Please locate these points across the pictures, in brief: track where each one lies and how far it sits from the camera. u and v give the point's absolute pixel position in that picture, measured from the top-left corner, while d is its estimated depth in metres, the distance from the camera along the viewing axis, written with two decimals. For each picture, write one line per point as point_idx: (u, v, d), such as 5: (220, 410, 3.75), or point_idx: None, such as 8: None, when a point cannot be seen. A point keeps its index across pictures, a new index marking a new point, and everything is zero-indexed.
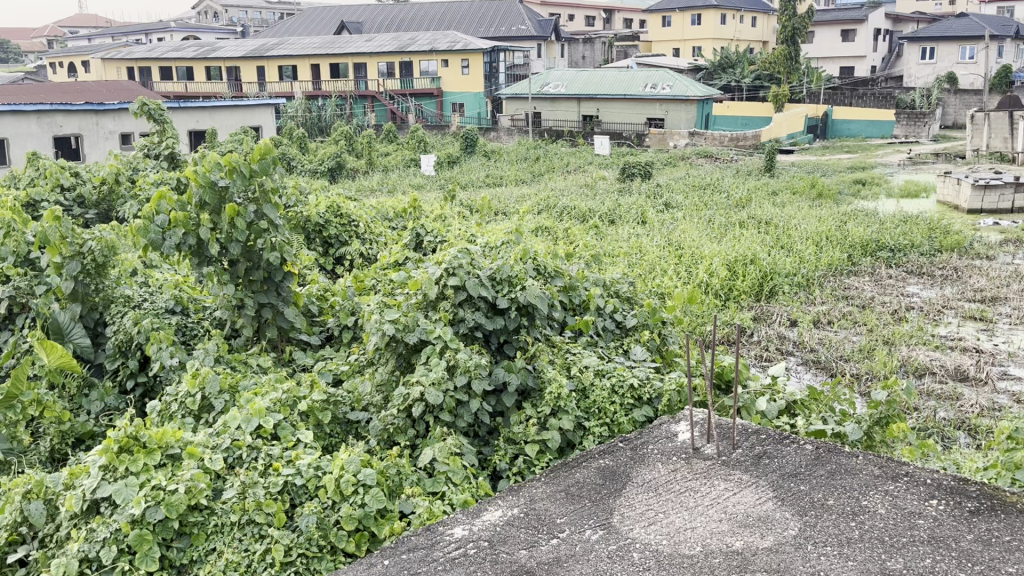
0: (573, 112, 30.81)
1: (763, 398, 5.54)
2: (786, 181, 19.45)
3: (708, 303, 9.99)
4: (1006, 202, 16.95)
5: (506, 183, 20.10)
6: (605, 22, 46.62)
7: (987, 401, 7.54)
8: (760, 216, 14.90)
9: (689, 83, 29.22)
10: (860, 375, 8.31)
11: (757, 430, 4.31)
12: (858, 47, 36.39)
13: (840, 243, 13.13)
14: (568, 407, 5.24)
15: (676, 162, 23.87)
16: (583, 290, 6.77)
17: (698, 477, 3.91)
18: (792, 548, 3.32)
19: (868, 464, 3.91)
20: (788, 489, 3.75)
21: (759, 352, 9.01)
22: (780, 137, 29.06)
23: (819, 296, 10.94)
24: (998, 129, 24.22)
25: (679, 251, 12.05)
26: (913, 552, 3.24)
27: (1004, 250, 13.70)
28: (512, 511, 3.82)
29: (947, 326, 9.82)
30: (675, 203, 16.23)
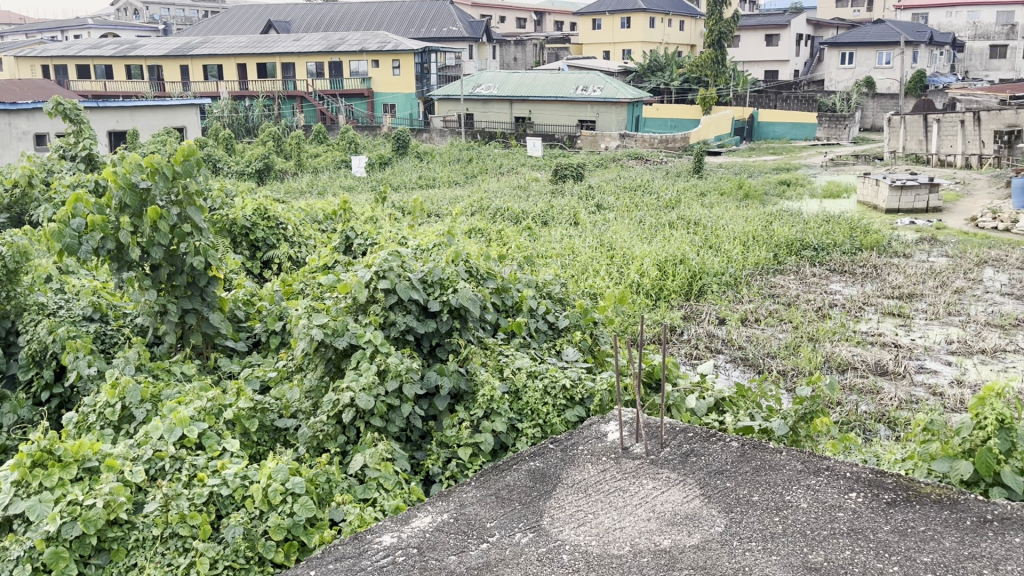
0: (506, 113, 30.90)
1: (692, 396, 5.61)
2: (714, 182, 19.89)
3: (638, 303, 10.15)
4: (921, 202, 17.61)
5: (439, 185, 20.08)
6: (536, 24, 46.96)
7: (904, 394, 7.81)
8: (689, 216, 15.23)
9: (620, 86, 29.54)
10: (786, 370, 8.53)
11: (684, 428, 4.38)
12: (781, 51, 37.41)
13: (765, 243, 13.45)
14: (500, 409, 5.23)
15: (607, 163, 24.19)
16: (515, 291, 6.78)
17: (626, 476, 3.95)
18: (718, 545, 3.37)
19: (791, 460, 4.01)
20: (714, 485, 3.82)
21: (688, 350, 9.16)
22: (708, 140, 29.70)
23: (746, 294, 11.18)
24: (913, 131, 25.11)
25: (610, 252, 12.19)
26: (832, 544, 3.33)
27: (920, 248, 14.25)
28: (442, 516, 3.80)
29: (867, 321, 10.16)
30: (607, 204, 16.45)
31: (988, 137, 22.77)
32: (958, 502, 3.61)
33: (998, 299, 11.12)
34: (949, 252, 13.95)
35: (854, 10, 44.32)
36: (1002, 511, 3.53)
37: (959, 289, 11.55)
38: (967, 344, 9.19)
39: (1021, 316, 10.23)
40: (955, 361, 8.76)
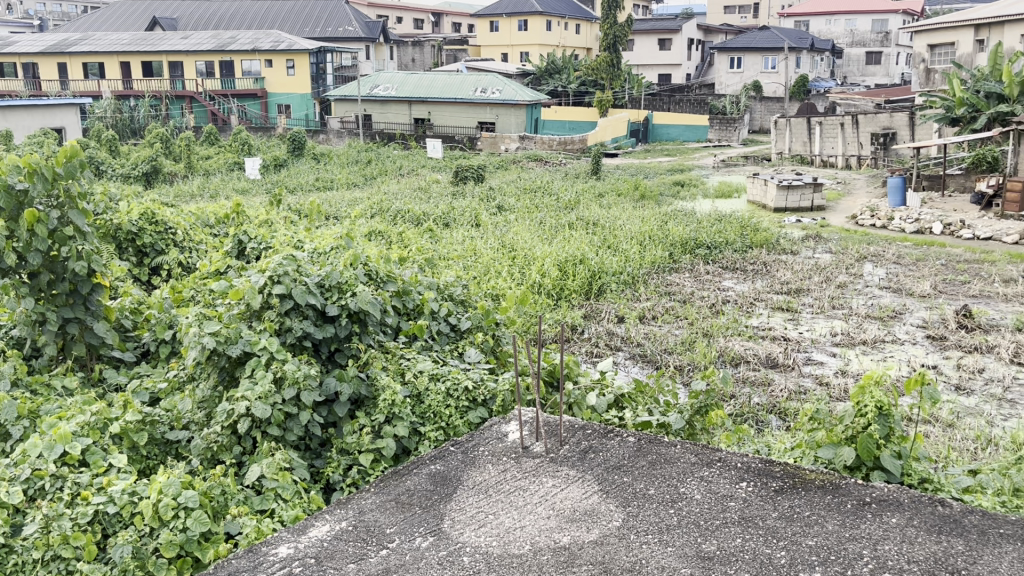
0: (404, 114, 30.70)
1: (593, 393, 5.69)
2: (612, 183, 20.29)
3: (540, 303, 10.27)
4: (806, 201, 18.42)
5: (336, 187, 19.73)
6: (433, 25, 46.86)
7: (793, 385, 8.16)
8: (588, 217, 15.48)
9: (518, 88, 29.75)
10: (683, 366, 8.77)
11: (584, 425, 4.44)
12: (673, 55, 38.49)
13: (661, 242, 13.81)
14: (402, 413, 5.17)
15: (507, 165, 24.38)
16: (417, 293, 6.73)
17: (526, 475, 3.98)
18: (616, 539, 3.44)
19: (685, 453, 4.12)
20: (613, 481, 3.89)
21: (589, 348, 9.32)
22: (605, 142, 30.26)
23: (644, 292, 11.44)
24: (798, 133, 26.23)
25: (512, 252, 12.30)
26: (724, 533, 3.44)
27: (806, 245, 14.91)
28: (341, 524, 3.74)
29: (758, 316, 10.56)
30: (507, 206, 16.54)
31: (865, 139, 24.07)
32: (840, 487, 3.79)
33: (877, 293, 11.72)
34: (832, 248, 14.66)
35: (742, 16, 46.03)
36: (879, 493, 3.72)
37: (841, 284, 12.14)
38: (850, 337, 9.65)
39: (898, 308, 10.83)
40: (839, 353, 9.20)
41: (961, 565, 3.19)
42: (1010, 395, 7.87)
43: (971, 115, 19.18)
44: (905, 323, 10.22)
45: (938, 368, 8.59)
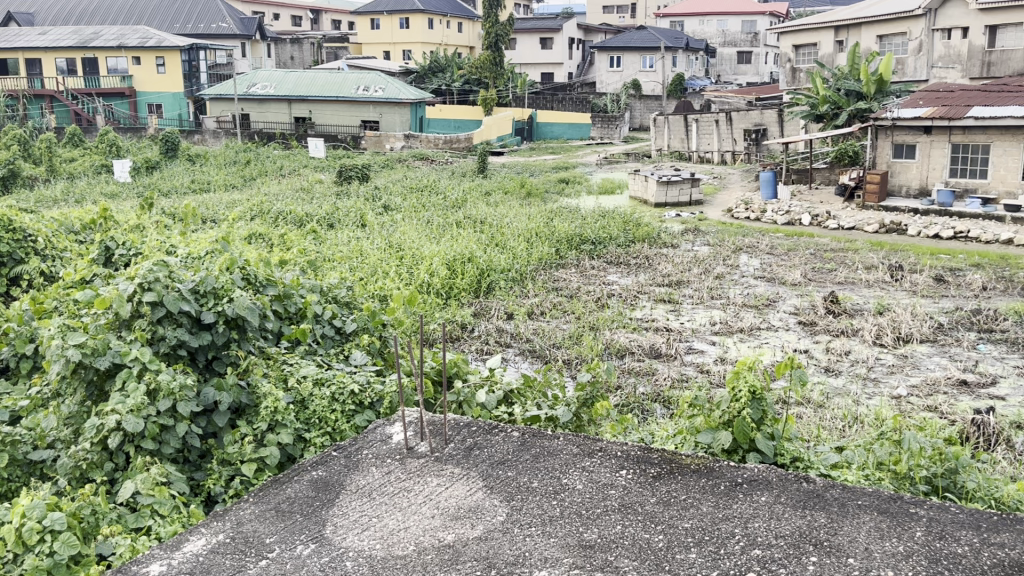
0: (284, 113, 29.99)
1: (482, 390, 5.70)
2: (497, 181, 20.38)
3: (429, 303, 10.24)
4: (685, 195, 19.05)
5: (213, 189, 19.07)
6: (312, 22, 45.94)
7: (676, 373, 8.46)
8: (475, 216, 15.47)
9: (402, 86, 29.49)
10: (571, 360, 8.92)
11: (469, 423, 4.46)
12: (555, 54, 39.08)
13: (548, 239, 13.99)
14: (286, 420, 5.06)
15: (393, 164, 24.13)
16: (299, 297, 6.57)
17: (411, 476, 3.96)
18: (500, 534, 3.47)
19: (568, 444, 4.20)
20: (496, 476, 3.93)
21: (479, 345, 9.36)
22: (490, 140, 30.39)
23: (532, 289, 11.56)
24: (676, 130, 27.05)
25: (399, 252, 12.19)
26: (605, 521, 3.53)
27: (686, 239, 15.45)
28: (217, 537, 3.62)
29: (642, 309, 10.86)
30: (394, 205, 16.41)
31: (739, 135, 25.19)
32: (715, 470, 3.94)
33: (752, 283, 12.26)
34: (710, 241, 15.23)
35: (620, 16, 47.21)
36: (750, 473, 3.89)
37: (719, 275, 12.62)
38: (728, 325, 10.06)
39: (772, 296, 11.36)
40: (718, 341, 9.57)
41: (824, 536, 3.38)
42: (873, 374, 8.42)
43: (833, 111, 20.27)
44: (778, 310, 10.73)
45: (809, 352, 9.06)
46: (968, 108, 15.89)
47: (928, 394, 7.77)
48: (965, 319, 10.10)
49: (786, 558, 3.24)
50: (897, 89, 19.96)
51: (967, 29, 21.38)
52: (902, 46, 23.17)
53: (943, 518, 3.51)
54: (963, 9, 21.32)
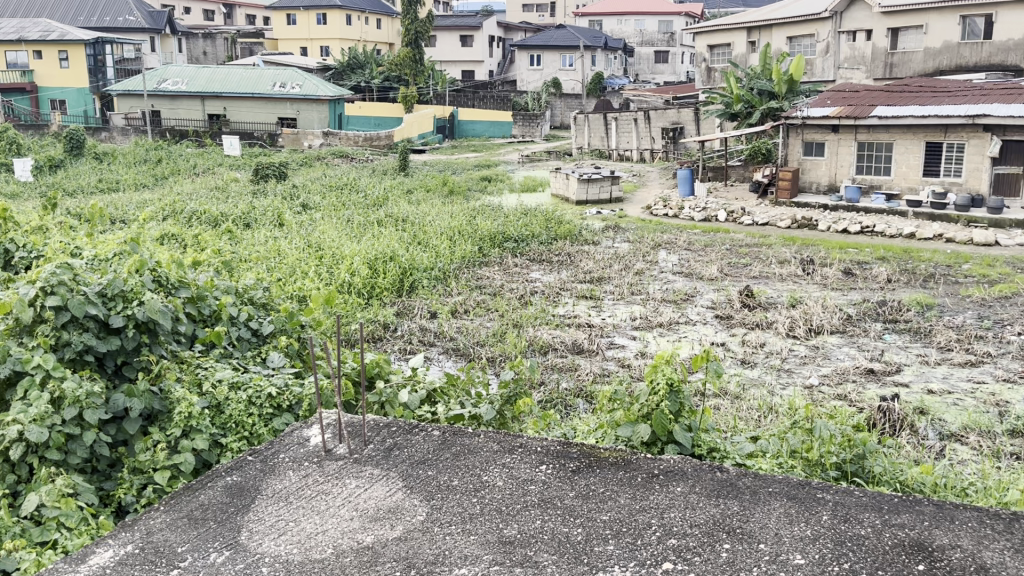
0: (197, 110, 29.19)
1: (404, 389, 5.65)
2: (419, 179, 20.23)
3: (349, 302, 10.12)
4: (605, 193, 19.32)
5: (122, 189, 18.40)
6: (226, 17, 44.90)
7: (599, 368, 8.58)
8: (397, 214, 15.34)
9: (320, 82, 29.01)
10: (495, 357, 8.93)
11: (388, 423, 4.43)
12: (475, 52, 39.10)
13: (470, 237, 13.99)
14: (201, 426, 4.92)
15: (311, 162, 23.72)
16: (213, 299, 6.41)
17: (329, 478, 3.91)
18: (420, 533, 3.46)
19: (488, 441, 4.21)
20: (416, 476, 3.91)
21: (402, 345, 9.28)
22: (412, 138, 30.17)
23: (455, 287, 11.54)
24: (596, 129, 27.36)
25: (318, 252, 12.00)
26: (525, 517, 3.56)
27: (606, 236, 15.68)
28: (126, 548, 3.51)
29: (564, 305, 10.96)
30: (313, 204, 16.14)
31: (657, 133, 25.70)
32: (632, 462, 4.01)
33: (671, 278, 12.51)
34: (630, 238, 15.47)
35: (539, 15, 47.56)
36: (666, 465, 3.97)
37: (639, 271, 12.85)
38: (648, 320, 10.24)
39: (690, 291, 11.61)
40: (638, 335, 9.73)
41: (736, 523, 3.48)
42: (786, 364, 8.69)
43: (747, 110, 20.82)
44: (696, 305, 10.98)
45: (726, 345, 9.31)
46: (873, 108, 16.54)
47: (838, 383, 8.08)
48: (872, 310, 10.53)
49: (700, 546, 3.32)
50: (806, 89, 20.68)
51: (870, 32, 22.27)
52: (811, 48, 24.01)
53: (847, 502, 3.65)
54: (867, 12, 22.20)
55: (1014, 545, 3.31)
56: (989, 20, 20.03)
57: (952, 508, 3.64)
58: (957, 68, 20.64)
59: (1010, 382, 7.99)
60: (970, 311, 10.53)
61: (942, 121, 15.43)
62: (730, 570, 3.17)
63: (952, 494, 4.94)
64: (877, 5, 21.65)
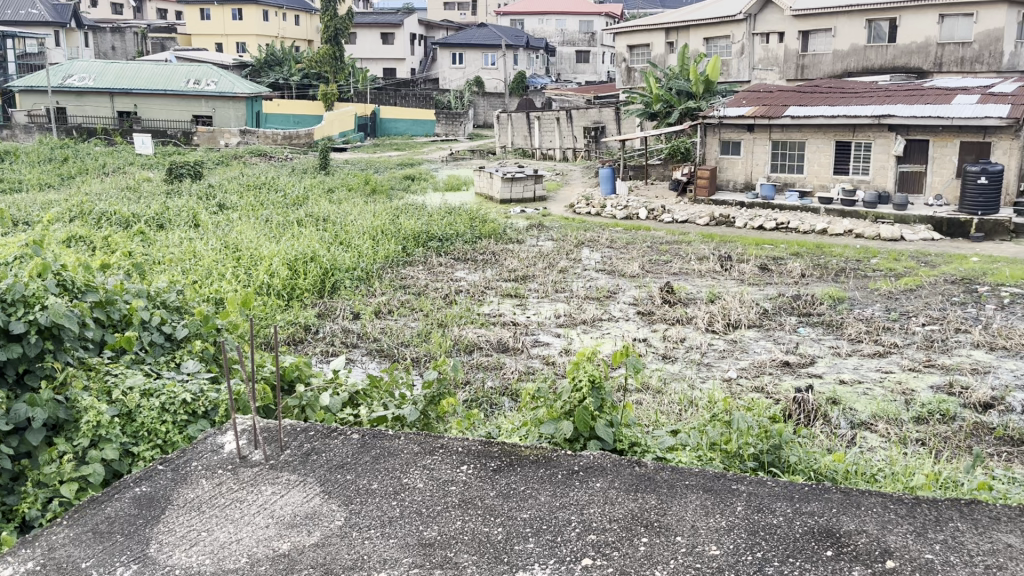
0: (106, 107, 28.14)
1: (325, 392, 5.55)
2: (340, 178, 19.95)
3: (268, 304, 9.90)
4: (528, 191, 19.40)
5: (25, 190, 17.60)
6: (136, 11, 43.50)
7: (523, 366, 8.60)
8: (317, 214, 15.09)
9: (236, 79, 28.32)
10: (419, 358, 8.87)
11: (305, 427, 4.35)
12: (396, 50, 38.81)
13: (393, 236, 13.86)
14: (111, 436, 4.73)
15: (228, 161, 23.17)
16: (123, 302, 6.17)
17: (244, 485, 3.82)
18: (338, 539, 3.41)
19: (408, 443, 4.18)
20: (335, 480, 3.85)
21: (324, 347, 9.12)
22: (332, 136, 29.73)
23: (378, 287, 11.43)
24: (519, 128, 27.44)
25: (236, 253, 11.72)
26: (445, 518, 3.54)
27: (530, 234, 15.75)
28: (26, 566, 3.37)
29: (489, 304, 10.96)
30: (229, 204, 15.73)
31: (579, 132, 25.97)
32: (553, 460, 4.03)
33: (594, 276, 12.65)
34: (553, 236, 15.56)
35: (461, 13, 47.49)
36: (585, 461, 4.01)
37: (563, 268, 12.95)
38: (572, 317, 10.34)
39: (612, 288, 11.75)
40: (563, 333, 9.80)
41: (653, 517, 3.53)
42: (706, 359, 8.89)
43: (665, 109, 21.18)
44: (618, 301, 11.12)
45: (647, 340, 9.45)
46: (785, 108, 17.07)
47: (755, 375, 8.31)
48: (787, 305, 10.86)
49: (618, 540, 3.37)
50: (723, 90, 21.18)
51: (782, 34, 23.01)
52: (726, 49, 24.62)
53: (761, 492, 3.75)
54: (779, 15, 22.97)
55: (916, 529, 3.45)
56: (893, 24, 20.74)
57: (860, 495, 3.77)
58: (864, 70, 21.40)
59: (915, 371, 8.35)
60: (878, 304, 10.95)
61: (851, 121, 16.04)
62: (648, 564, 3.22)
63: (863, 480, 5.11)
64: (789, 8, 22.33)
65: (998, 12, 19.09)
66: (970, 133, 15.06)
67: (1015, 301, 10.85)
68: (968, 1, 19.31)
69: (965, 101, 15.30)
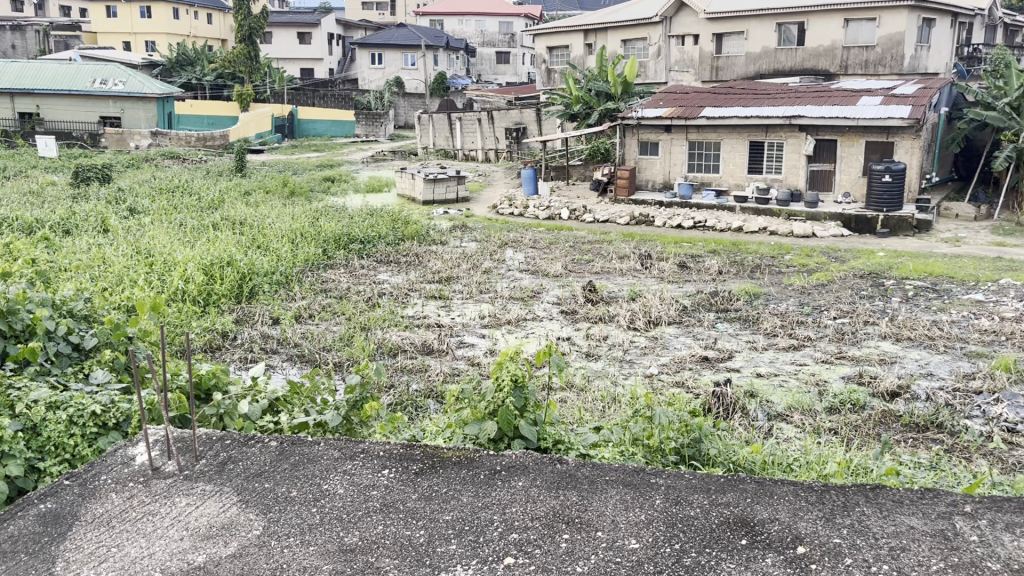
0: (7, 108, 26.99)
1: (244, 400, 5.39)
2: (258, 180, 19.56)
3: (183, 311, 9.62)
4: (451, 193, 19.36)
5: None
6: (38, 8, 41.77)
7: (448, 368, 8.58)
8: (233, 217, 14.75)
9: (145, 79, 27.44)
10: (341, 362, 8.75)
11: (221, 436, 4.25)
12: (314, 49, 38.26)
13: (313, 239, 13.66)
14: (15, 451, 4.50)
15: (139, 163, 22.47)
16: (26, 312, 5.89)
17: (156, 498, 3.70)
18: (256, 549, 3.34)
19: (328, 449, 4.13)
20: (253, 489, 3.77)
21: (242, 354, 8.92)
22: (248, 137, 29.07)
23: (298, 291, 11.23)
24: (440, 129, 27.35)
25: (148, 258, 11.36)
26: (367, 523, 3.51)
27: (453, 235, 15.71)
28: None
29: (413, 306, 10.90)
30: (140, 208, 15.23)
31: (500, 133, 26.05)
32: (475, 460, 4.03)
33: (517, 276, 12.71)
34: (477, 237, 15.56)
35: (380, 13, 47.09)
36: (508, 460, 4.02)
37: (486, 269, 12.95)
38: (496, 318, 10.36)
39: (536, 288, 11.82)
40: (487, 334, 9.81)
41: (575, 513, 3.57)
42: (628, 356, 9.03)
43: (585, 110, 21.43)
44: (542, 301, 11.20)
45: (571, 339, 9.55)
46: (701, 109, 17.51)
47: (676, 371, 8.49)
48: (705, 301, 11.11)
49: (540, 538, 3.39)
50: (641, 91, 21.54)
51: (697, 36, 23.54)
52: (643, 51, 25.07)
53: (679, 485, 3.83)
54: (694, 18, 23.51)
55: (825, 514, 3.59)
56: (801, 28, 21.46)
57: (772, 484, 3.89)
58: (775, 72, 22.07)
59: (827, 363, 8.66)
60: (792, 298, 11.31)
61: (763, 122, 16.54)
62: (570, 560, 3.26)
63: (780, 470, 5.26)
64: (703, 11, 22.77)
65: (898, 17, 19.77)
66: (875, 133, 15.71)
67: (918, 294, 11.36)
68: (871, 6, 20.10)
69: (869, 103, 15.95)
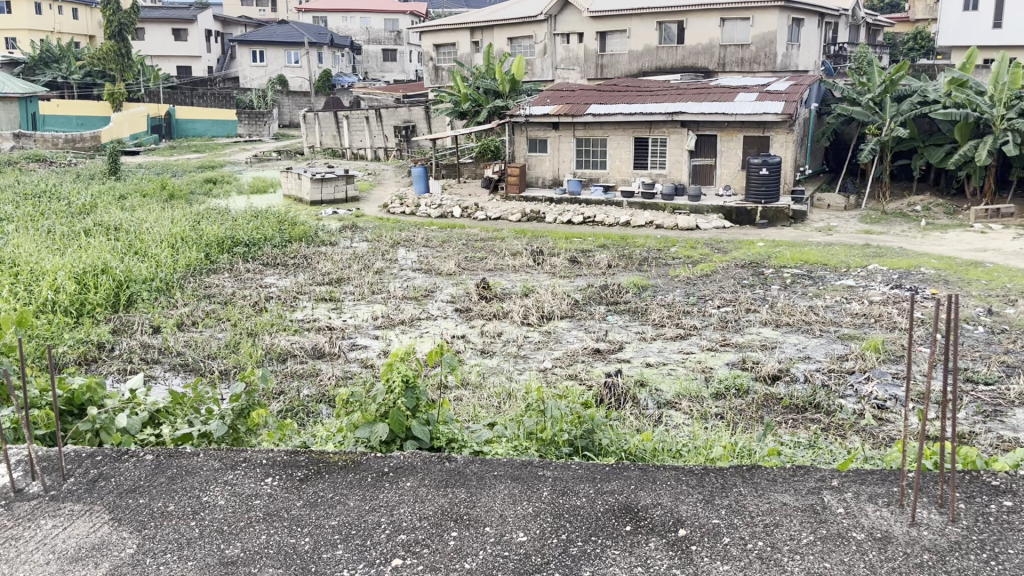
0: None
1: (123, 413, 5.09)
2: (133, 183, 18.73)
3: (53, 323, 9.13)
4: (340, 192, 19.03)
5: None
6: None
7: (340, 371, 8.43)
8: (107, 222, 14.06)
9: (5, 78, 25.90)
10: (227, 370, 8.47)
11: (91, 453, 4.06)
12: (190, 47, 36.93)
13: (195, 243, 13.18)
14: None
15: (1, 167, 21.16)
16: None
17: (19, 521, 3.49)
18: (130, 568, 3.20)
19: (208, 460, 4.00)
20: (126, 505, 3.61)
21: (120, 365, 8.50)
22: (121, 138, 27.79)
23: (180, 298, 10.80)
24: (327, 127, 26.79)
25: (13, 268, 10.72)
26: (249, 533, 3.42)
27: (343, 236, 15.46)
28: None
29: (302, 310, 10.65)
30: (4, 215, 14.36)
31: (389, 131, 25.77)
32: (362, 463, 3.98)
33: (410, 275, 12.60)
34: (367, 237, 15.36)
35: (260, 10, 45.86)
36: (395, 461, 3.99)
37: (378, 270, 12.78)
38: (389, 318, 10.26)
39: (429, 287, 11.76)
40: (381, 334, 9.70)
41: (463, 510, 3.58)
42: (522, 351, 9.09)
43: (473, 109, 21.48)
44: (435, 300, 11.14)
45: (465, 337, 9.56)
46: (587, 106, 17.82)
47: (569, 363, 8.62)
48: (596, 294, 11.32)
49: (428, 537, 3.38)
50: (528, 88, 21.73)
51: (582, 34, 23.96)
52: (530, 49, 25.32)
53: (565, 476, 3.89)
54: (577, 16, 23.89)
55: (705, 496, 3.72)
56: (680, 27, 22.12)
57: (655, 470, 4.00)
58: (656, 69, 22.68)
59: (713, 350, 8.98)
60: (678, 289, 11.66)
61: (646, 119, 16.98)
62: (458, 557, 3.26)
63: (669, 456, 5.40)
64: (586, 10, 23.20)
65: (769, 17, 20.64)
66: (751, 128, 16.38)
67: (795, 281, 11.90)
68: (744, 6, 20.90)
69: (745, 99, 16.59)
